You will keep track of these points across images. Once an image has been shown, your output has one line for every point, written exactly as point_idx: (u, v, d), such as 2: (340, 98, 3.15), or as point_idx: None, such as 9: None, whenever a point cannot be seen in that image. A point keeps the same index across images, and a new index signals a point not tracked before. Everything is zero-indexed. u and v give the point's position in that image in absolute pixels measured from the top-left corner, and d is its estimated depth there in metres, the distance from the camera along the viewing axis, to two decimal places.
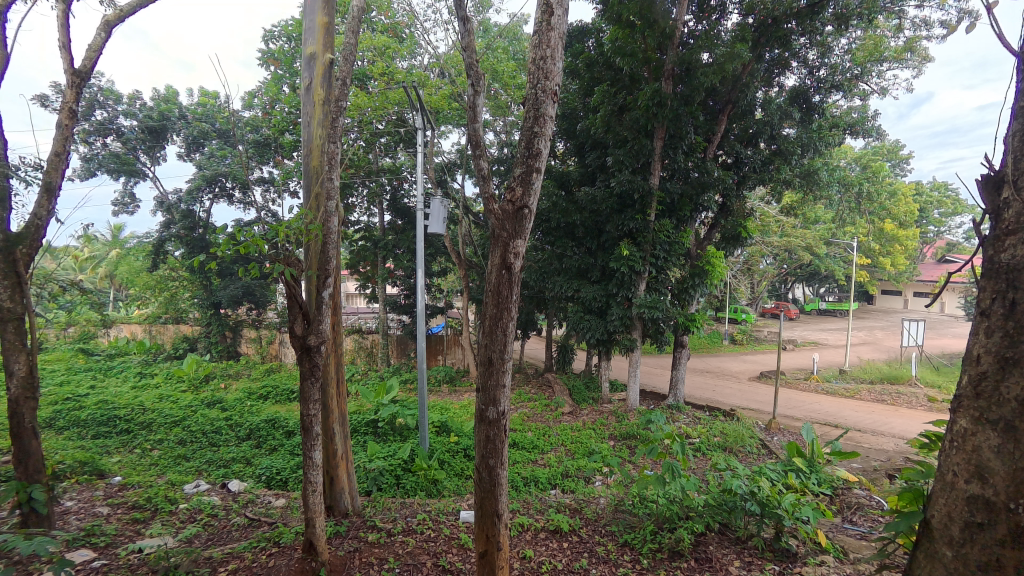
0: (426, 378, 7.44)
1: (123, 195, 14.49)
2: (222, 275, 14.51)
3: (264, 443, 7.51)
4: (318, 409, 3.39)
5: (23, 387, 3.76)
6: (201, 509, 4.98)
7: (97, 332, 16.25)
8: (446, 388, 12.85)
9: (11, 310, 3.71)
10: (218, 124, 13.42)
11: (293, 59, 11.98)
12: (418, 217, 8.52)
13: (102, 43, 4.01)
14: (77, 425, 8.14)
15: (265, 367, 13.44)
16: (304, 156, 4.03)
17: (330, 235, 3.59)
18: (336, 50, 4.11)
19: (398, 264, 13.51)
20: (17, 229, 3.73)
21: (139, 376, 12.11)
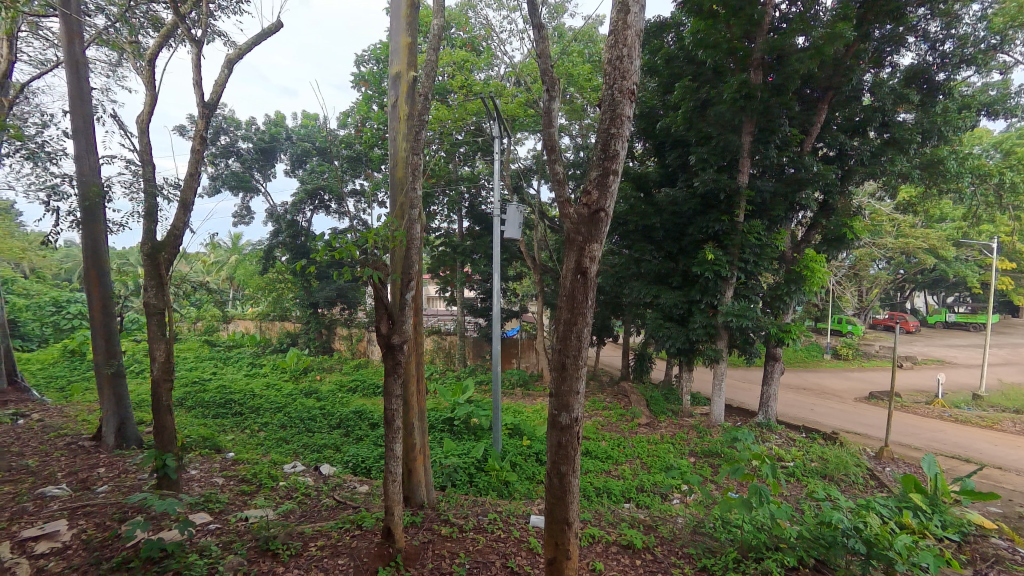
0: (500, 381, 7.56)
1: (242, 208, 16.60)
2: (319, 278, 15.97)
3: (352, 432, 8.15)
4: (399, 403, 3.59)
5: (163, 370, 4.44)
6: (296, 488, 5.53)
7: (219, 325, 18.68)
8: (520, 391, 12.99)
9: (156, 306, 4.42)
10: (319, 143, 14.90)
11: (381, 79, 12.99)
12: (495, 222, 8.69)
13: (225, 78, 4.66)
14: (202, 405, 9.44)
15: (354, 363, 14.54)
16: (390, 167, 4.33)
17: (413, 240, 3.82)
18: (419, 67, 4.36)
19: (476, 269, 13.97)
20: (162, 238, 4.43)
21: (251, 366, 13.73)
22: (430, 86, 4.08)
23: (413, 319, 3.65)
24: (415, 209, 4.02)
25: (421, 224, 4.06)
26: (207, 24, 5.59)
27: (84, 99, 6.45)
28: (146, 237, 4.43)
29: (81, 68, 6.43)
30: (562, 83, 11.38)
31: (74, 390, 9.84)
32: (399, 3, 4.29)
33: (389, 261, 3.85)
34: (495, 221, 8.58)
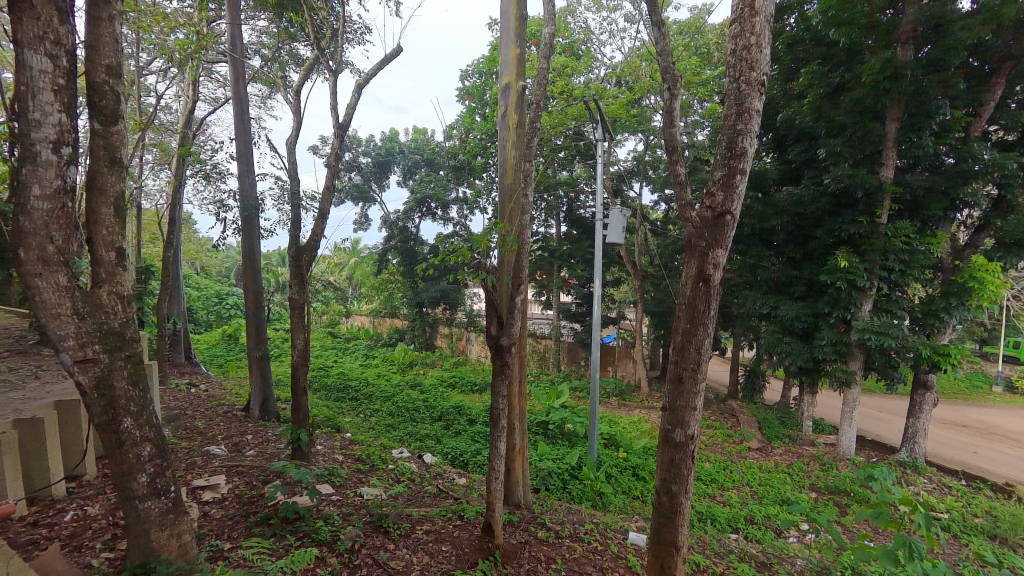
0: (597, 388, 7.42)
1: (361, 216, 18.50)
2: (425, 279, 17.16)
3: (452, 425, 8.60)
4: (505, 403, 3.69)
5: (302, 356, 5.10)
6: (403, 473, 5.96)
7: (340, 319, 20.97)
8: (615, 400, 12.60)
9: (299, 300, 5.09)
10: (427, 154, 16.07)
11: (484, 91, 13.53)
12: (597, 226, 8.55)
13: (355, 101, 5.23)
14: (327, 388, 10.68)
15: (454, 360, 15.32)
16: (499, 175, 4.50)
17: (523, 247, 3.92)
18: (527, 76, 4.46)
19: (573, 273, 13.88)
20: (304, 243, 5.10)
21: (365, 357, 15.21)
22: (542, 93, 4.13)
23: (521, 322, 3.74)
24: (525, 214, 4.13)
25: (531, 229, 4.17)
26: (340, 56, 6.35)
27: (246, 127, 7.72)
28: (293, 241, 5.12)
29: (244, 103, 7.73)
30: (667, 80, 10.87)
31: (231, 368, 11.76)
32: (509, 17, 4.44)
33: (499, 267, 3.97)
34: (598, 225, 8.50)
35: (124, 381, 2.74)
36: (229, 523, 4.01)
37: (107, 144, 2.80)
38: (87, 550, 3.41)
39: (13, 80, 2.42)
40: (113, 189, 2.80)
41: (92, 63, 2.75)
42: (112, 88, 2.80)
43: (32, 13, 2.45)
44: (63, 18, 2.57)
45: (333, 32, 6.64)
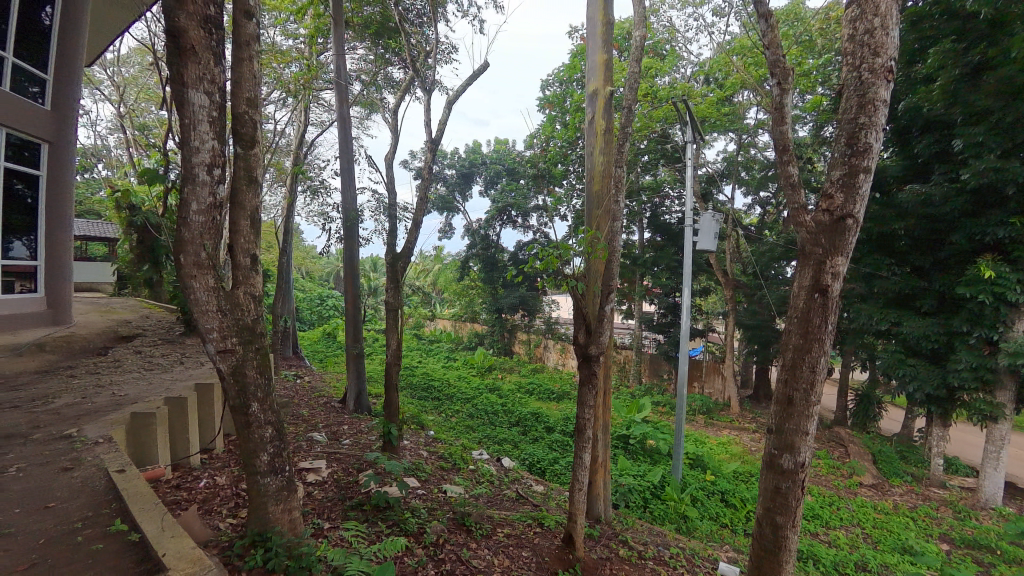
0: (684, 404, 7.02)
1: (446, 225, 19.43)
2: (505, 286, 17.56)
3: (529, 431, 8.66)
4: (591, 413, 3.68)
5: (395, 355, 5.46)
6: (482, 474, 6.13)
7: (424, 322, 22.14)
8: (701, 418, 11.84)
9: (393, 303, 5.46)
10: (508, 164, 16.54)
11: (564, 98, 13.37)
12: (686, 232, 8.15)
13: (446, 117, 5.55)
14: (413, 386, 11.34)
15: (531, 366, 15.47)
16: (586, 182, 4.52)
17: (614, 254, 3.84)
18: (614, 82, 4.41)
19: (656, 282, 13.34)
20: (400, 251, 5.48)
21: (447, 359, 15.89)
22: (634, 96, 4.06)
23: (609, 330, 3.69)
24: (616, 221, 4.02)
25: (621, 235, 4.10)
26: (431, 75, 6.75)
27: (349, 145, 8.51)
28: (390, 249, 5.53)
29: (347, 124, 8.53)
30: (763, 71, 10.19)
31: (330, 364, 12.95)
32: (595, 23, 4.42)
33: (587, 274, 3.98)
34: (687, 230, 8.08)
35: (254, 369, 3.14)
36: (329, 504, 4.40)
37: (246, 164, 3.24)
38: (216, 515, 3.94)
39: (180, 115, 2.91)
40: (249, 202, 3.23)
41: (237, 97, 3.21)
42: (251, 116, 3.25)
43: (197, 58, 2.93)
44: (216, 61, 3.04)
45: (425, 54, 7.09)
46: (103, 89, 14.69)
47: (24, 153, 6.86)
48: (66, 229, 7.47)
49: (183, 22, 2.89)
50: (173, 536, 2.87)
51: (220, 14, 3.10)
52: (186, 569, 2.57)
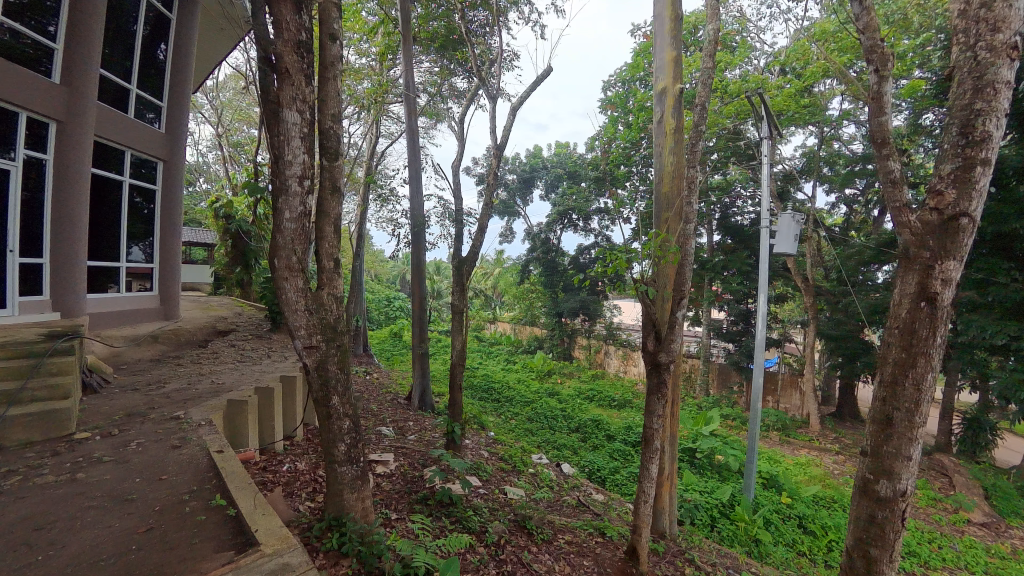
0: (757, 419, 6.59)
1: (507, 229, 19.72)
2: (565, 290, 17.48)
3: (589, 438, 8.56)
4: (659, 424, 3.71)
5: (459, 355, 5.63)
6: (542, 479, 6.15)
7: (485, 324, 22.57)
8: (776, 435, 11.04)
9: (459, 306, 5.65)
10: (569, 167, 16.51)
11: (627, 98, 13.05)
12: (763, 234, 7.65)
13: (511, 123, 5.67)
14: (474, 387, 11.62)
15: (592, 372, 15.26)
16: (656, 184, 4.45)
17: (686, 258, 3.72)
18: (684, 79, 4.28)
19: (726, 287, 12.66)
20: (466, 255, 5.65)
21: (507, 362, 16.09)
22: (708, 94, 3.95)
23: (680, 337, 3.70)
24: (689, 223, 3.86)
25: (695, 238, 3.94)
26: (495, 82, 6.93)
27: (417, 153, 8.93)
28: (456, 254, 5.72)
29: (415, 133, 8.94)
30: (851, 57, 9.34)
31: (397, 362, 13.62)
32: (663, 18, 4.28)
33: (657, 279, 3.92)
34: (764, 233, 7.61)
35: (335, 365, 3.38)
36: (396, 496, 4.62)
37: (331, 175, 3.50)
38: (297, 497, 4.28)
39: (276, 132, 3.21)
40: (333, 210, 3.50)
41: (323, 114, 3.49)
42: (336, 131, 3.52)
43: (291, 80, 3.22)
44: (306, 81, 3.33)
45: (489, 61, 7.28)
46: (205, 112, 16.53)
47: (142, 170, 7.89)
48: (175, 236, 8.48)
49: (280, 49, 3.19)
50: (263, 514, 3.16)
51: (310, 40, 3.39)
52: (275, 545, 2.82)
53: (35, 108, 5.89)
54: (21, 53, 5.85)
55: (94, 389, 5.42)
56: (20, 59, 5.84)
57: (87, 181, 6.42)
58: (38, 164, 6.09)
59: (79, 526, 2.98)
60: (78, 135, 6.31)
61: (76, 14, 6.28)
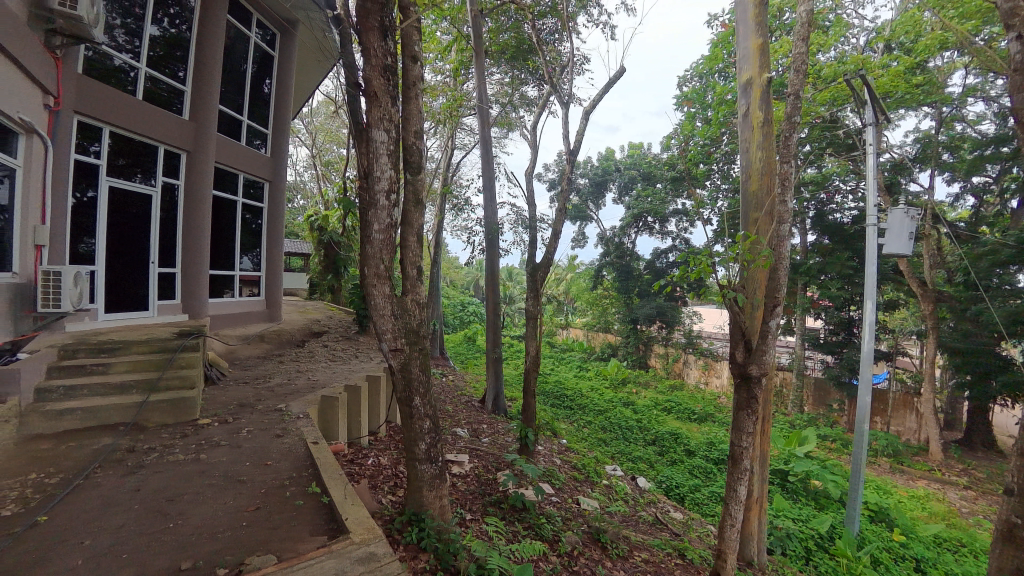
0: (863, 443, 5.88)
1: (579, 234, 19.57)
2: (640, 295, 16.93)
3: (666, 452, 8.19)
4: (749, 442, 3.60)
5: (533, 361, 5.67)
6: (616, 492, 5.99)
7: (557, 330, 22.47)
8: (886, 462, 9.75)
9: (533, 312, 5.71)
10: (644, 169, 16.02)
11: (706, 93, 12.38)
12: (869, 232, 6.83)
13: (583, 127, 5.63)
14: (546, 393, 11.61)
15: (669, 383, 14.56)
16: (742, 182, 4.17)
17: (780, 262, 3.76)
18: (773, 67, 3.99)
19: (823, 293, 11.47)
20: (541, 261, 5.70)
21: (579, 368, 15.91)
22: (802, 82, 3.77)
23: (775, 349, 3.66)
24: (784, 224, 3.67)
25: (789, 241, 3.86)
26: (567, 88, 6.93)
27: (490, 162, 9.18)
28: (530, 260, 5.79)
29: (488, 143, 9.19)
30: (977, 23, 8.11)
31: (471, 365, 14.04)
32: (746, 6, 4.05)
33: (745, 284, 3.69)
34: (871, 231, 6.80)
35: (418, 368, 3.57)
36: (471, 497, 4.75)
37: (415, 188, 3.71)
38: (381, 490, 4.56)
39: (367, 148, 3.49)
40: (416, 221, 3.71)
41: (407, 130, 3.73)
42: (419, 146, 3.74)
43: (379, 102, 3.47)
44: (392, 101, 3.57)
45: (560, 67, 7.34)
46: (301, 136, 18.37)
47: (252, 190, 8.94)
48: (278, 246, 9.49)
49: (369, 74, 3.46)
50: (352, 504, 3.41)
51: (395, 63, 3.63)
52: (363, 534, 3.03)
53: (170, 141, 6.93)
54: (159, 96, 6.92)
55: (213, 381, 6.21)
56: (159, 102, 6.91)
57: (208, 201, 7.41)
58: (173, 188, 7.16)
59: (202, 500, 3.43)
60: (201, 162, 7.32)
61: (199, 59, 7.30)
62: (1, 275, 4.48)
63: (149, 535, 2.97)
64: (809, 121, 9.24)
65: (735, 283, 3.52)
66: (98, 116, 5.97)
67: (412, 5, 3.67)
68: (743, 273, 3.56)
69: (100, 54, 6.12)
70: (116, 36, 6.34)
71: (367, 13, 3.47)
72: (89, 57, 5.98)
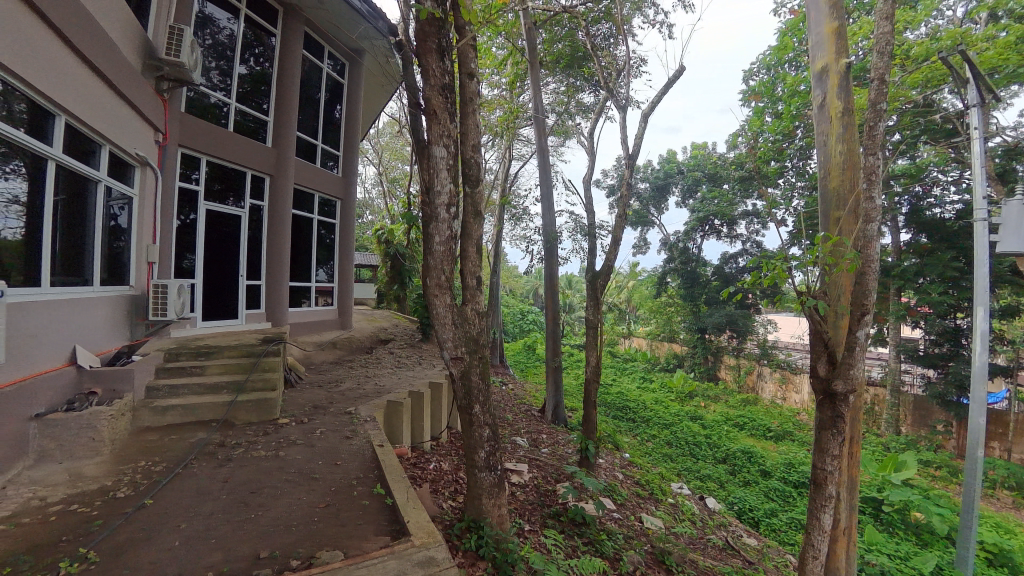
0: (977, 472, 5.12)
1: (640, 240, 19.04)
2: (708, 303, 16.08)
3: (739, 472, 7.63)
4: (834, 467, 3.36)
5: (594, 372, 5.57)
6: (683, 511, 5.68)
7: (619, 339, 21.87)
8: (1011, 497, 8.37)
9: (593, 321, 5.61)
10: (708, 170, 15.26)
11: (775, 86, 11.60)
12: (980, 227, 5.97)
13: (642, 131, 5.50)
14: (607, 404, 11.31)
15: (742, 397, 13.62)
16: (821, 178, 3.83)
17: (869, 265, 3.33)
18: (852, 51, 3.67)
19: (921, 299, 10.17)
20: (601, 269, 5.60)
21: (642, 379, 15.34)
22: (888, 65, 3.42)
23: (866, 362, 3.34)
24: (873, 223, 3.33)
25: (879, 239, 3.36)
26: (623, 92, 6.81)
27: (547, 171, 9.21)
28: (589, 268, 5.71)
29: (545, 152, 9.24)
30: None
31: (531, 374, 14.04)
32: None
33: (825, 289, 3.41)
34: (981, 226, 5.95)
35: (477, 376, 3.63)
36: (530, 507, 4.71)
37: (473, 201, 3.78)
38: (441, 495, 4.66)
39: (427, 165, 3.64)
40: (475, 232, 3.79)
41: (465, 145, 3.83)
42: (477, 160, 3.83)
43: (438, 120, 3.62)
44: (450, 117, 3.70)
45: (615, 71, 7.20)
46: (370, 155, 19.61)
47: (326, 208, 9.66)
48: (349, 259, 10.14)
49: (429, 93, 3.61)
50: (414, 507, 3.52)
51: (452, 81, 3.77)
52: (423, 538, 3.10)
53: (256, 166, 7.69)
54: (247, 127, 7.74)
55: (292, 383, 6.73)
56: (247, 132, 7.72)
57: (288, 219, 8.10)
58: (259, 209, 7.91)
59: (280, 494, 3.70)
60: (282, 184, 8.03)
61: (280, 92, 8.06)
62: (120, 289, 5.21)
63: (234, 523, 3.24)
64: (898, 106, 8.32)
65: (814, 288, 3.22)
66: (198, 148, 6.79)
67: (468, 24, 3.78)
68: (825, 277, 3.34)
69: (199, 94, 6.97)
70: (211, 77, 7.17)
71: (426, 36, 3.64)
72: (191, 97, 6.83)
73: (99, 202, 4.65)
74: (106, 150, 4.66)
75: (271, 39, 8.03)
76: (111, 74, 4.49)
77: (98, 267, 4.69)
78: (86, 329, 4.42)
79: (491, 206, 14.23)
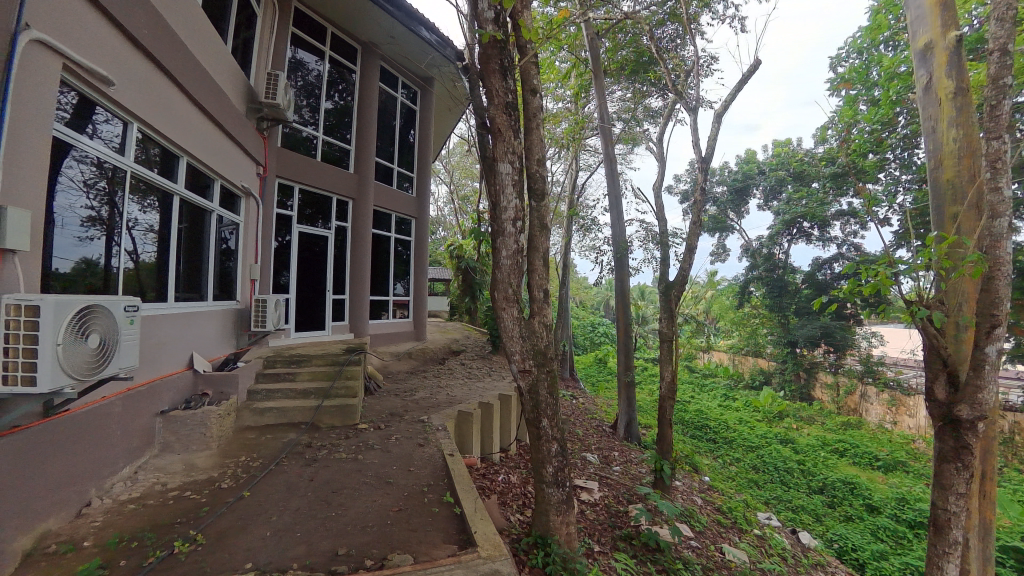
0: None
1: (719, 247, 17.89)
2: (798, 314, 14.62)
3: (840, 505, 6.76)
4: (962, 509, 2.87)
5: (669, 388, 5.30)
6: (771, 545, 5.14)
7: (697, 353, 20.54)
8: None
9: (667, 334, 5.35)
10: (794, 168, 14.00)
11: (869, 70, 10.45)
12: None
13: (716, 132, 5.23)
14: (685, 423, 10.64)
15: (843, 419, 12.08)
16: (931, 169, 3.36)
17: (999, 270, 2.82)
18: (963, 23, 3.22)
19: None
20: (674, 279, 5.33)
21: (724, 397, 14.22)
22: (1013, 32, 2.88)
23: (998, 383, 2.85)
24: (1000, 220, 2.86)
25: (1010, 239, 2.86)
26: (694, 93, 6.54)
27: (615, 179, 9.03)
28: (662, 278, 5.47)
29: (613, 161, 9.08)
30: None
31: (601, 389, 13.64)
32: None
33: (942, 297, 2.96)
34: None
35: (545, 389, 3.61)
36: (599, 527, 4.55)
37: (539, 214, 3.83)
38: (509, 508, 4.67)
39: (494, 181, 3.75)
40: (542, 245, 3.81)
41: (531, 159, 3.88)
42: (542, 173, 3.86)
43: (503, 137, 3.73)
44: (514, 133, 3.78)
45: (685, 73, 6.92)
46: (442, 175, 20.59)
47: (402, 226, 10.30)
48: (423, 274, 10.68)
49: (493, 113, 3.73)
50: (481, 518, 3.57)
51: (516, 98, 3.86)
52: (490, 551, 3.11)
53: (340, 191, 8.44)
54: (333, 156, 8.55)
55: (372, 392, 7.18)
56: (332, 161, 8.52)
57: (367, 239, 8.75)
58: (343, 230, 8.65)
59: (357, 495, 3.95)
60: (362, 206, 8.72)
61: (360, 122, 8.82)
62: (228, 303, 5.95)
63: (317, 519, 3.52)
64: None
65: (928, 295, 2.87)
66: (293, 178, 7.62)
67: (530, 42, 3.85)
68: (941, 284, 2.92)
69: (293, 130, 7.83)
70: (303, 113, 8.03)
71: (489, 58, 3.78)
72: (286, 133, 7.71)
73: (213, 229, 5.40)
74: (218, 183, 5.41)
75: (352, 76, 8.85)
76: (222, 119, 5.24)
77: (211, 285, 5.41)
78: (201, 338, 5.10)
79: (559, 218, 14.23)
